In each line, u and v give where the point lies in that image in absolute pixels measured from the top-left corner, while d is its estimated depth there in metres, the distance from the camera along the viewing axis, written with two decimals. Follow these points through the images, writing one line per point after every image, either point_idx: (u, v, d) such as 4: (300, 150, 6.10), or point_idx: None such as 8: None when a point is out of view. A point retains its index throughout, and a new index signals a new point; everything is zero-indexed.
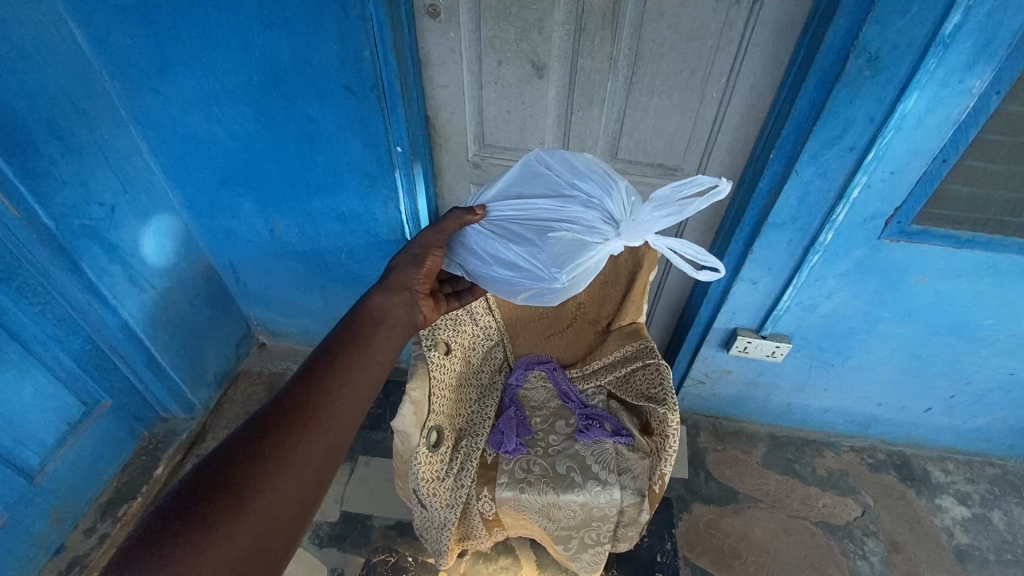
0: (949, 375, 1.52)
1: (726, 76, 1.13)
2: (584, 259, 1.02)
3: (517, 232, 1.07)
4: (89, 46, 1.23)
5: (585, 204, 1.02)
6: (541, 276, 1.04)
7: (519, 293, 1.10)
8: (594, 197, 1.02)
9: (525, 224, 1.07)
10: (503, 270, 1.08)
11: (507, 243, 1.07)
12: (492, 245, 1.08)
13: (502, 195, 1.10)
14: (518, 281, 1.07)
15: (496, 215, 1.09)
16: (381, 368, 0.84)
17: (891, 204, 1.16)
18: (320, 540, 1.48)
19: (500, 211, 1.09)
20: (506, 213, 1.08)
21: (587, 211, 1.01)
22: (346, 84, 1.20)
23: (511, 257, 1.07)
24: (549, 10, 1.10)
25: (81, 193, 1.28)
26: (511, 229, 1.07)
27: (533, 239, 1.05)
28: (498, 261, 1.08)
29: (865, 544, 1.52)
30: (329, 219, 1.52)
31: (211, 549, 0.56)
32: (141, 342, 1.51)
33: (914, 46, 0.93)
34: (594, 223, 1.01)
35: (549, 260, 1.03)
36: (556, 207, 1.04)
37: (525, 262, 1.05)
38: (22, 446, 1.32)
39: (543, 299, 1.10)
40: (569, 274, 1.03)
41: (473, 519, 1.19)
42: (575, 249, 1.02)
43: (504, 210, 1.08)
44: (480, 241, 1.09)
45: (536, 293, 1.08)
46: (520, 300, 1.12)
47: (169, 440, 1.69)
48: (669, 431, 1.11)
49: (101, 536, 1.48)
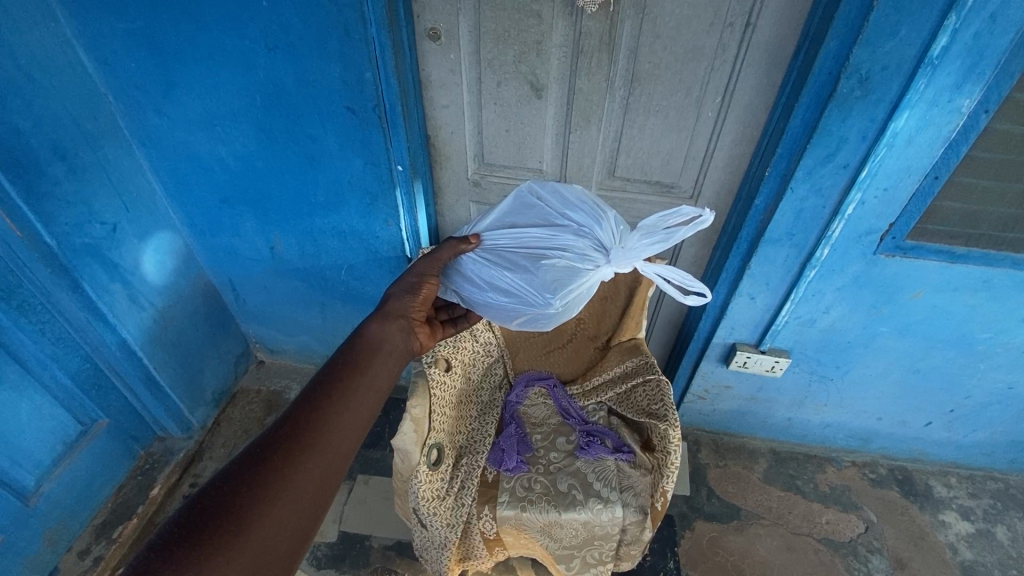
0: (948, 390, 1.52)
1: (721, 95, 1.16)
2: (577, 285, 1.03)
3: (511, 259, 1.08)
4: (96, 70, 1.26)
5: (577, 233, 1.05)
6: (535, 302, 1.05)
7: (512, 320, 1.10)
8: (585, 226, 1.05)
9: (518, 251, 1.08)
10: (498, 296, 1.08)
11: (503, 270, 1.08)
12: (487, 272, 1.09)
13: (496, 224, 1.12)
14: (514, 307, 1.07)
15: (491, 243, 1.11)
16: (377, 394, 0.84)
17: (885, 220, 1.17)
18: (319, 561, 1.46)
19: (494, 239, 1.11)
20: (500, 242, 1.10)
21: (578, 239, 1.04)
22: (348, 105, 1.23)
23: (506, 284, 1.08)
24: (548, 33, 1.13)
25: (83, 213, 1.28)
26: (506, 256, 1.09)
27: (527, 266, 1.06)
28: (494, 288, 1.09)
29: (869, 561, 1.50)
30: (329, 236, 1.53)
31: None
32: (140, 360, 1.50)
33: (903, 68, 0.95)
34: (585, 251, 1.03)
35: (542, 285, 1.04)
36: (548, 236, 1.06)
37: (521, 288, 1.06)
38: (18, 467, 1.30)
39: (536, 326, 1.09)
40: (563, 299, 1.03)
41: (474, 540, 1.17)
42: (570, 275, 1.03)
43: (498, 238, 1.10)
44: (476, 268, 1.10)
45: (529, 319, 1.07)
46: (516, 327, 1.11)
47: (165, 460, 1.67)
48: (670, 448, 1.11)
49: (95, 559, 1.45)
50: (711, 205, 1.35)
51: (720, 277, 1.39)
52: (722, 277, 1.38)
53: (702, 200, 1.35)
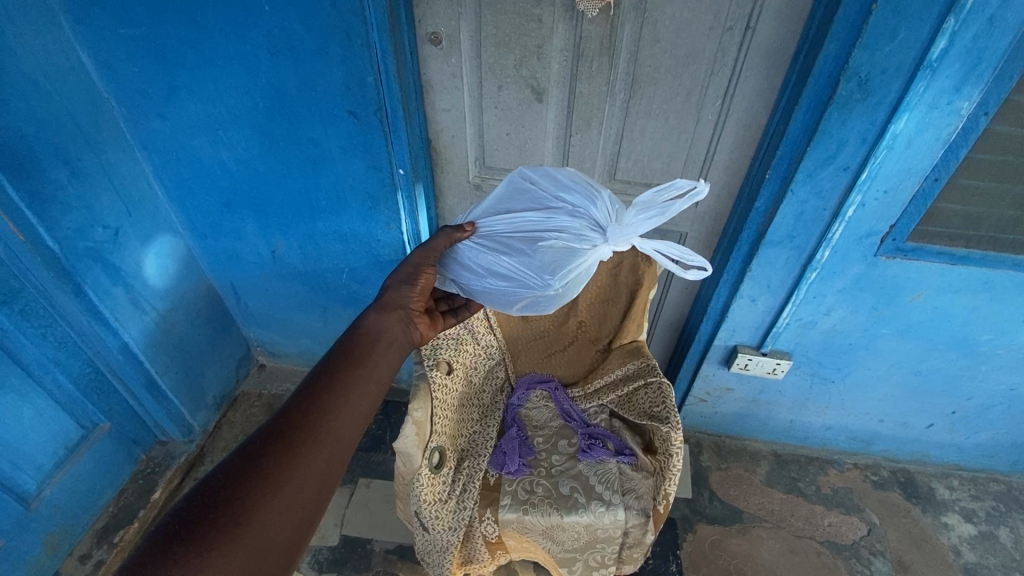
0: (949, 392, 1.52)
1: (722, 98, 1.16)
2: (576, 265, 1.01)
3: (507, 244, 1.05)
4: (98, 75, 1.26)
5: (572, 214, 1.02)
6: (534, 284, 1.03)
7: (513, 305, 1.08)
8: (579, 207, 1.02)
9: (513, 235, 1.05)
10: (497, 281, 1.06)
11: (500, 255, 1.05)
12: (484, 259, 1.07)
13: (490, 211, 1.10)
14: (513, 291, 1.06)
15: (486, 230, 1.08)
16: (378, 387, 0.84)
17: (886, 222, 1.17)
18: (320, 565, 1.46)
19: (488, 225, 1.08)
20: (495, 228, 1.07)
21: (574, 220, 1.01)
22: (349, 109, 1.23)
23: (504, 268, 1.05)
24: (548, 38, 1.14)
25: (85, 217, 1.29)
26: (501, 241, 1.06)
27: (524, 249, 1.04)
28: (492, 273, 1.07)
29: (873, 563, 1.50)
30: (331, 240, 1.53)
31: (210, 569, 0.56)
32: (142, 364, 1.50)
33: (902, 70, 0.96)
34: (582, 231, 1.00)
35: (541, 267, 1.02)
36: (543, 218, 1.03)
37: (519, 272, 1.04)
38: (19, 472, 1.30)
39: (537, 309, 1.09)
40: (562, 280, 1.02)
41: (476, 543, 1.17)
42: (568, 255, 1.01)
43: (493, 224, 1.08)
44: (472, 255, 1.08)
45: (530, 302, 1.06)
46: (517, 312, 1.10)
47: (166, 464, 1.67)
48: (672, 451, 1.10)
49: (96, 563, 1.45)
50: (711, 208, 1.36)
51: (720, 280, 1.39)
52: (724, 279, 1.38)
53: (703, 203, 1.35)
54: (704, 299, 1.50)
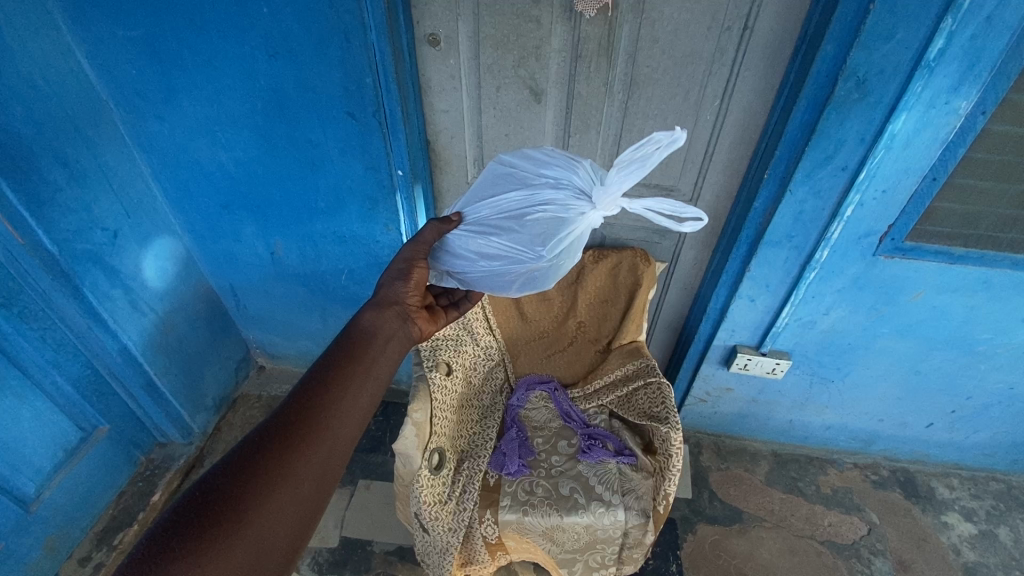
0: (948, 391, 1.53)
1: (720, 98, 1.16)
2: (567, 233, 1.00)
3: (493, 225, 1.04)
4: (97, 77, 1.27)
5: (555, 185, 1.00)
6: (528, 258, 1.02)
7: (512, 284, 1.08)
8: (561, 178, 1.01)
9: (500, 216, 1.03)
10: (491, 263, 1.05)
11: (488, 238, 1.04)
12: (474, 245, 1.05)
13: (472, 198, 1.08)
14: (509, 269, 1.05)
15: (472, 216, 1.06)
16: (377, 383, 0.84)
17: (884, 222, 1.18)
18: (320, 566, 1.46)
19: (472, 211, 1.06)
20: (479, 212, 1.05)
21: (558, 191, 0.99)
22: (348, 110, 1.23)
23: (495, 250, 1.04)
24: (546, 38, 1.14)
25: (84, 219, 1.29)
26: (487, 224, 1.04)
27: (512, 227, 1.02)
28: (484, 257, 1.05)
29: (873, 563, 1.50)
30: (330, 241, 1.53)
31: (209, 566, 0.56)
32: (141, 366, 1.50)
33: (900, 70, 0.96)
34: (568, 201, 0.99)
35: (532, 241, 1.01)
36: (526, 196, 1.01)
37: (511, 250, 1.03)
38: (18, 474, 1.30)
39: (537, 283, 1.08)
40: (555, 250, 1.01)
41: (476, 544, 1.17)
42: (556, 225, 0.99)
43: (476, 210, 1.06)
44: (461, 243, 1.06)
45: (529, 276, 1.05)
46: (517, 290, 1.10)
47: (165, 466, 1.67)
48: (672, 451, 1.11)
49: (96, 565, 1.45)
50: (710, 208, 1.36)
51: (720, 280, 1.39)
52: (723, 279, 1.38)
53: (702, 203, 1.35)
54: (703, 299, 1.50)
